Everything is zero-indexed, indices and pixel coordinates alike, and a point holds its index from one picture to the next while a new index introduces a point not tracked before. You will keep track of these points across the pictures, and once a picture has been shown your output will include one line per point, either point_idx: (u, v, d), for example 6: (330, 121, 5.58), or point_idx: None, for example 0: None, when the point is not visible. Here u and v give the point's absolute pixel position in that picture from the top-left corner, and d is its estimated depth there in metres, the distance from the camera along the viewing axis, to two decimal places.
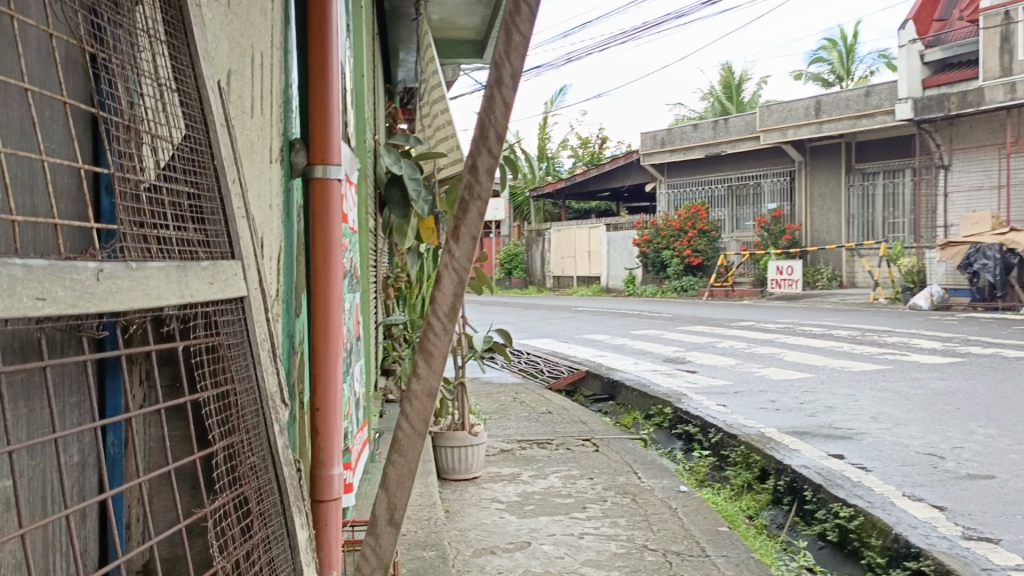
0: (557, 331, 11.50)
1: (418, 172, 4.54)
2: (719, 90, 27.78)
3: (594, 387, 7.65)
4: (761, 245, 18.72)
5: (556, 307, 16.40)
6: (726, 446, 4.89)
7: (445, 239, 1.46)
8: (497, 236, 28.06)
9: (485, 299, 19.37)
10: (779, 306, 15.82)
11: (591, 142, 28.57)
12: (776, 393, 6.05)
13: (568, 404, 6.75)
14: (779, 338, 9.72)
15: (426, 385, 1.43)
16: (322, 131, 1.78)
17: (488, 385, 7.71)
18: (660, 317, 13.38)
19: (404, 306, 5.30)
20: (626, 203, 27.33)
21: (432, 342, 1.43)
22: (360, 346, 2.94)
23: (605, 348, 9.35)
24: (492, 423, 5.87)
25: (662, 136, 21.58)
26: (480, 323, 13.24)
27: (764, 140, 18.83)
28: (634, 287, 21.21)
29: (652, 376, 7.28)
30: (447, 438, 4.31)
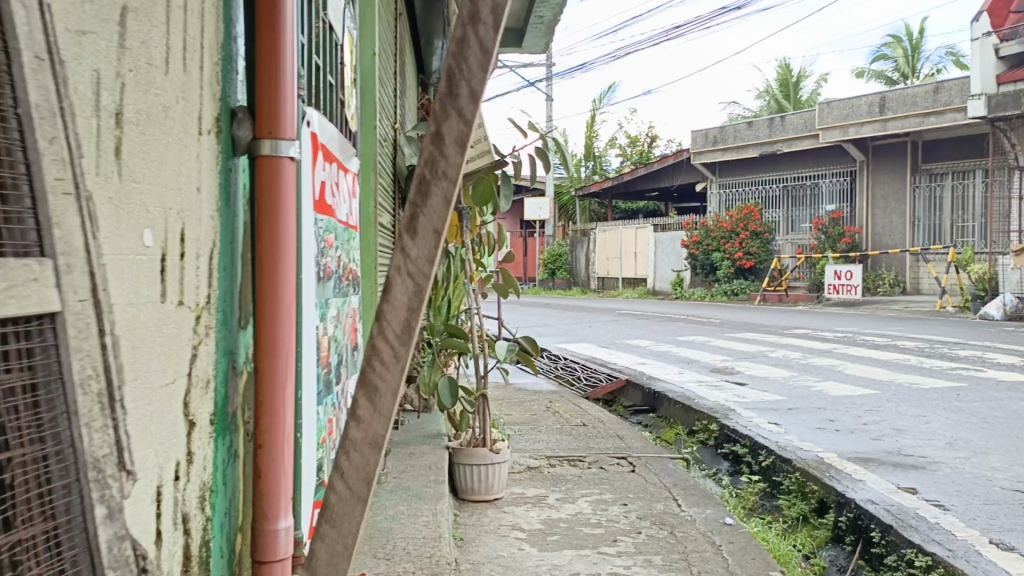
0: (599, 335, 11.06)
1: None
2: (776, 87, 26.83)
3: (634, 397, 7.20)
4: (818, 248, 17.86)
5: (600, 309, 15.97)
6: (779, 471, 4.41)
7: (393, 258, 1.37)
8: (542, 235, 27.71)
9: (527, 300, 18.99)
10: (835, 313, 15.06)
11: (641, 140, 27.93)
12: (835, 411, 5.51)
13: (605, 416, 6.32)
14: (838, 347, 9.09)
15: (369, 430, 1.38)
16: (270, 96, 1.41)
17: (523, 392, 7.34)
18: (709, 322, 12.81)
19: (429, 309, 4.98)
20: (675, 203, 26.61)
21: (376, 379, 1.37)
22: (354, 358, 2.58)
23: (648, 355, 8.87)
24: (521, 435, 5.49)
25: (714, 134, 20.87)
26: (520, 324, 12.89)
27: (822, 139, 17.97)
28: (681, 290, 20.57)
29: (697, 388, 6.76)
30: (466, 455, 3.95)
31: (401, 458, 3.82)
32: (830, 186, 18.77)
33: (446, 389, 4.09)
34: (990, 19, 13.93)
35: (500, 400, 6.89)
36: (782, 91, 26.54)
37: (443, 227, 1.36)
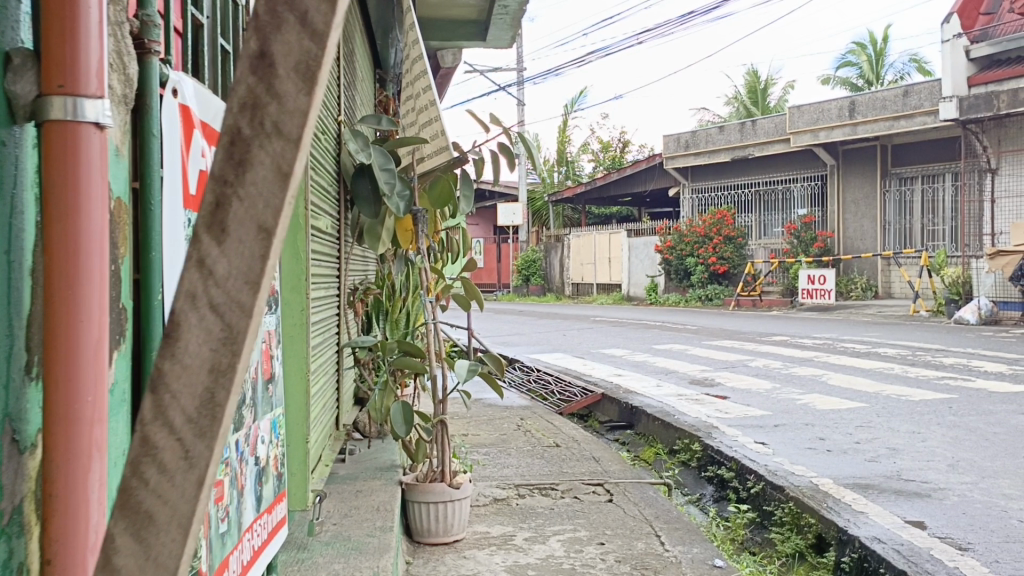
0: (572, 344, 10.64)
1: (391, 162, 3.68)
2: (744, 94, 26.81)
3: (610, 412, 6.77)
4: (790, 252, 17.65)
5: (573, 316, 15.62)
6: (770, 500, 4.01)
7: (191, 270, 0.76)
8: (514, 241, 27.28)
9: (499, 308, 18.54)
10: (810, 318, 14.86)
11: (613, 145, 27.70)
12: (824, 428, 5.14)
13: (578, 434, 5.88)
14: (818, 355, 8.76)
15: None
16: (62, 31, 0.93)
17: (491, 408, 6.87)
18: (683, 329, 12.46)
19: (387, 323, 4.44)
20: (648, 209, 26.39)
21: (151, 496, 0.75)
22: (266, 397, 2.11)
23: (623, 365, 8.46)
24: (488, 458, 5.02)
25: (686, 139, 20.66)
26: (490, 334, 12.43)
27: (794, 143, 17.81)
28: (655, 296, 20.29)
29: (677, 402, 6.35)
30: (422, 492, 3.48)
31: (343, 497, 3.32)
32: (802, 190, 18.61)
33: (400, 416, 3.60)
34: (960, 21, 13.79)
35: (467, 417, 6.41)
36: (750, 98, 26.51)
37: (283, 209, 0.77)
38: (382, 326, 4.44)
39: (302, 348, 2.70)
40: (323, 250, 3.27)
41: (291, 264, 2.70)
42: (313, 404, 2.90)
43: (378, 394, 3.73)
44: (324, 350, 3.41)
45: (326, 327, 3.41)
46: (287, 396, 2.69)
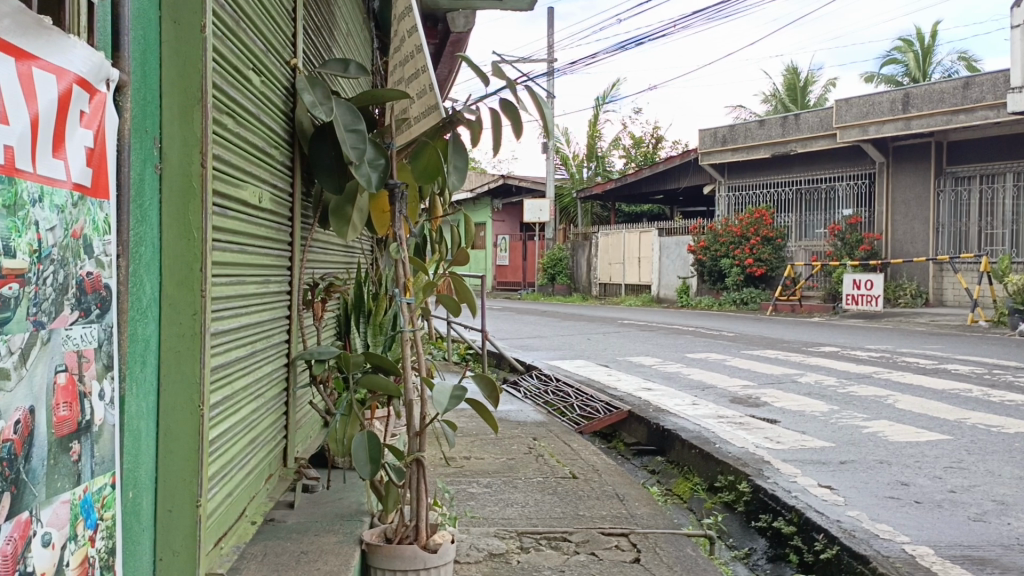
0: (596, 349, 9.73)
1: (359, 119, 2.79)
2: (782, 92, 25.64)
3: (637, 433, 5.87)
4: (834, 255, 16.58)
5: (600, 318, 14.71)
6: (849, 573, 3.10)
7: None
8: (540, 238, 26.30)
9: (521, 308, 17.66)
10: (855, 326, 13.74)
11: (646, 141, 26.64)
12: (904, 472, 4.21)
13: (600, 463, 4.99)
14: (878, 371, 7.72)
15: None
16: None
17: (502, 424, 6.04)
18: (719, 335, 11.48)
19: (367, 326, 3.56)
20: (681, 208, 25.31)
21: None
22: (66, 463, 1.22)
23: (653, 377, 7.53)
24: (489, 493, 4.15)
25: (723, 133, 19.59)
26: (509, 335, 11.56)
27: (841, 138, 16.59)
28: (687, 299, 19.29)
29: (718, 425, 5.42)
30: (388, 557, 2.61)
31: (276, 564, 2.38)
32: (847, 190, 17.45)
33: (363, 451, 2.73)
34: None
35: (472, 435, 5.56)
36: (789, 96, 25.32)
37: None
38: (361, 330, 3.57)
39: (192, 372, 1.79)
40: (258, 227, 2.37)
41: (178, 245, 1.80)
42: (217, 451, 1.97)
43: (338, 420, 2.87)
44: (261, 369, 2.51)
45: (264, 336, 2.50)
46: (166, 439, 1.78)
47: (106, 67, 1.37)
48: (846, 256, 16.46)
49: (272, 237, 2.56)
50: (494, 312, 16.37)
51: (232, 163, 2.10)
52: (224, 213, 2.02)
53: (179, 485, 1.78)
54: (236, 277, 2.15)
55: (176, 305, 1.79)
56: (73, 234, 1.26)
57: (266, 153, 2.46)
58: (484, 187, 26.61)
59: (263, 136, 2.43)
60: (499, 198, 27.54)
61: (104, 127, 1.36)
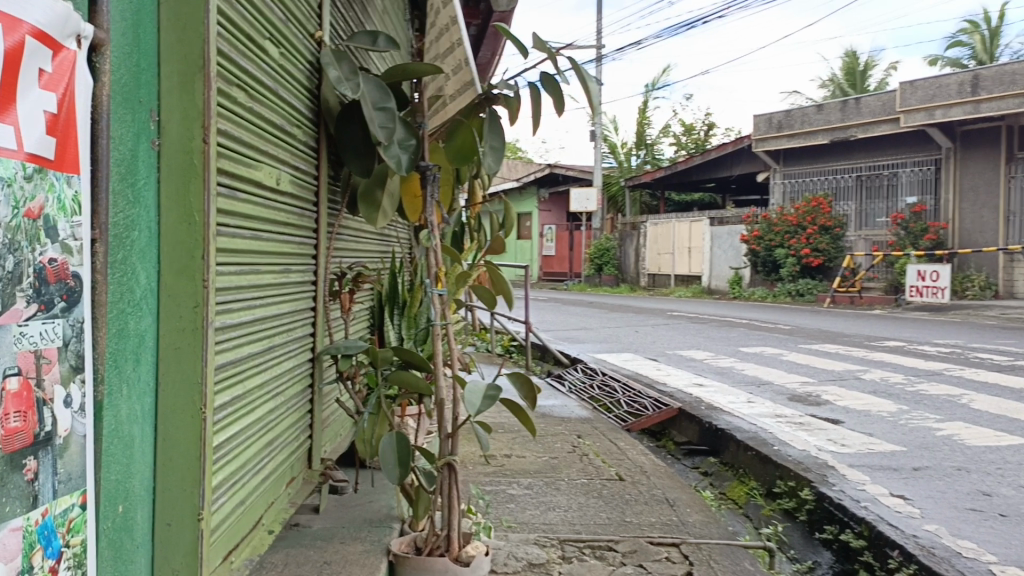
0: (645, 342, 9.40)
1: (387, 96, 2.59)
2: (840, 76, 24.67)
3: (688, 432, 5.58)
4: (896, 245, 15.81)
5: (649, 309, 14.34)
6: None
7: None
8: (588, 227, 25.91)
9: (567, 298, 17.39)
10: (918, 319, 13.06)
11: (696, 128, 25.96)
12: (984, 482, 3.84)
13: (649, 464, 4.73)
14: (948, 368, 7.23)
15: None
16: None
17: (546, 420, 5.83)
18: (774, 328, 11.01)
19: (402, 318, 3.39)
20: (733, 197, 24.60)
21: None
22: (18, 484, 1.04)
23: (705, 372, 7.20)
24: (531, 494, 3.94)
25: (778, 119, 18.90)
26: (556, 327, 11.32)
27: (904, 123, 15.78)
28: (739, 290, 18.72)
29: (776, 425, 5.08)
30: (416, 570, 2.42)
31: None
32: (911, 176, 16.40)
33: (392, 453, 2.55)
34: None
35: (514, 431, 5.36)
36: (847, 80, 24.34)
37: None
38: (395, 322, 3.39)
39: (193, 372, 1.60)
40: (277, 213, 2.19)
41: (178, 230, 1.61)
42: (225, 459, 1.79)
43: (366, 419, 2.70)
44: (282, 366, 2.33)
45: (284, 331, 2.32)
46: (164, 445, 1.60)
47: (75, 20, 1.18)
48: (909, 246, 15.64)
49: (294, 223, 2.37)
50: (540, 302, 16.13)
51: (245, 144, 1.91)
52: (235, 197, 1.83)
53: (179, 496, 1.60)
54: (249, 268, 1.96)
55: (176, 296, 1.60)
56: (26, 215, 1.07)
57: (286, 131, 2.26)
58: (531, 176, 26.34)
59: (283, 114, 2.23)
60: (546, 187, 27.23)
61: (74, 89, 1.18)
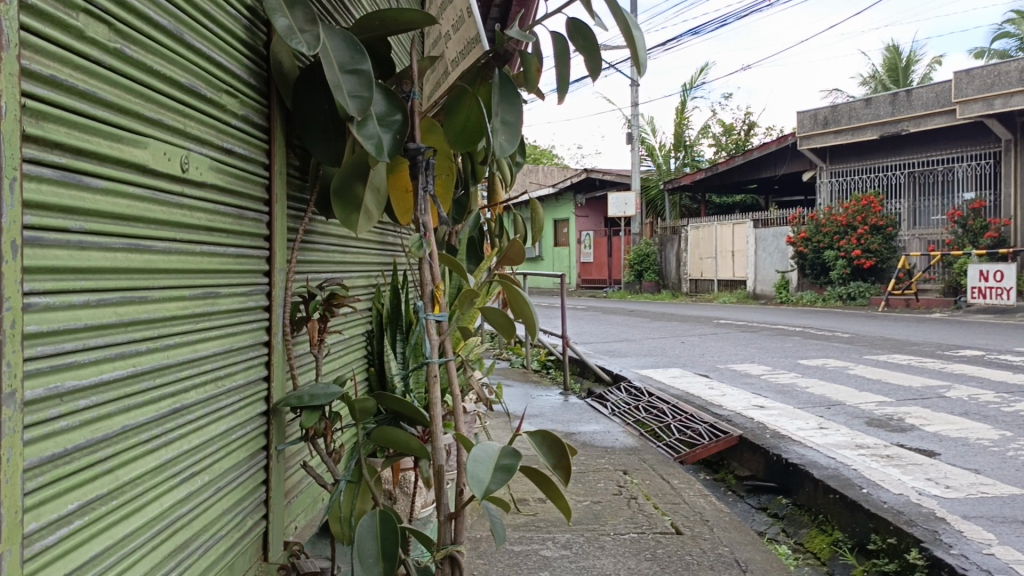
0: (693, 356, 8.56)
1: (360, 56, 1.92)
2: (883, 73, 23.53)
3: (751, 465, 4.76)
4: (954, 245, 14.63)
5: (694, 317, 13.45)
6: None
7: None
8: (626, 233, 24.99)
9: (606, 307, 16.60)
10: (983, 323, 11.99)
11: (736, 127, 24.96)
12: None
13: (709, 509, 3.94)
14: None
15: None
16: None
17: (588, 451, 5.09)
18: (833, 337, 10.07)
19: (403, 345, 2.72)
20: (776, 197, 23.54)
21: None
22: None
23: (764, 391, 6.34)
24: (567, 558, 3.21)
25: (825, 115, 17.82)
26: (597, 339, 10.55)
27: (960, 115, 14.65)
28: (787, 294, 17.72)
29: (862, 459, 4.23)
30: None
31: None
32: (967, 171, 15.21)
33: (372, 537, 1.86)
34: None
35: None
36: (891, 77, 23.20)
37: None
38: (396, 351, 2.72)
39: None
40: (182, 215, 1.53)
41: None
42: None
43: (342, 491, 2.02)
44: (207, 431, 1.66)
45: (209, 383, 1.67)
46: None
47: None
48: (968, 244, 14.41)
49: (222, 227, 1.72)
50: (578, 312, 15.37)
51: (109, 107, 1.29)
52: (84, 184, 1.23)
53: None
54: (125, 311, 1.32)
55: None
56: None
57: (204, 100, 1.63)
58: (566, 182, 25.61)
59: (196, 72, 1.59)
60: (582, 193, 26.47)
61: None
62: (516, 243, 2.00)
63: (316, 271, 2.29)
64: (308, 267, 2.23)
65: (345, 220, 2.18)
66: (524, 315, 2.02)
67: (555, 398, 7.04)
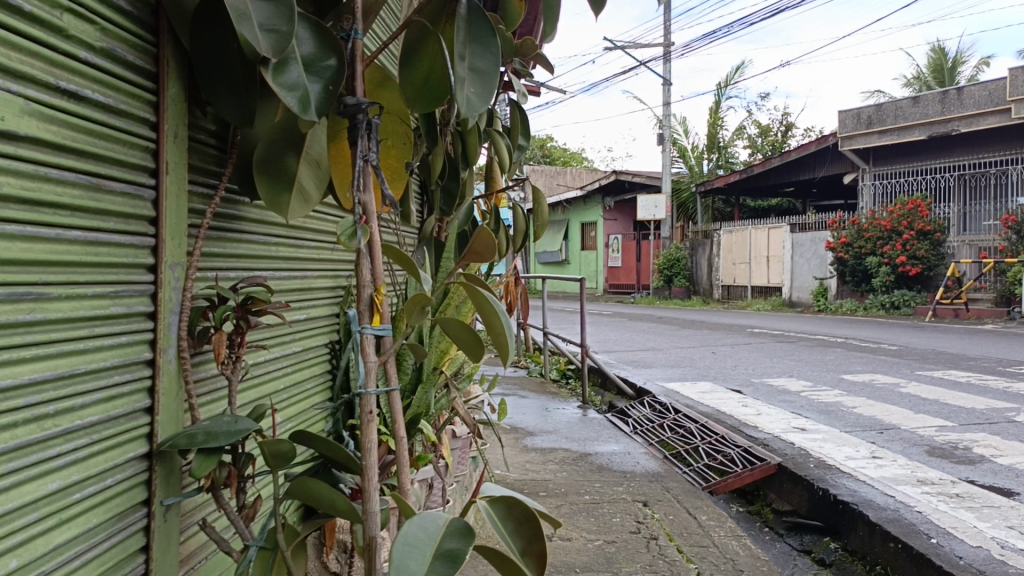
0: (724, 368, 7.93)
1: None
2: (928, 73, 22.51)
3: (792, 499, 4.16)
4: (1008, 252, 13.65)
5: (727, 326, 12.74)
6: None
7: None
8: (657, 237, 24.25)
9: (633, 313, 15.91)
10: None
11: (773, 129, 24.14)
12: None
13: (743, 554, 3.36)
14: None
15: None
16: None
17: (606, 476, 4.54)
18: (876, 350, 9.35)
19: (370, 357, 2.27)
20: (814, 201, 22.67)
21: None
22: None
23: (804, 410, 5.71)
24: None
25: (867, 114, 16.92)
26: (621, 348, 9.95)
27: (1016, 114, 13.79)
28: (825, 302, 16.90)
29: (928, 499, 3.59)
30: None
31: None
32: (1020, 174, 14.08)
33: None
34: None
35: (560, 497, 4.11)
36: (935, 78, 22.24)
37: None
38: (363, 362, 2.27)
39: None
40: None
41: None
42: None
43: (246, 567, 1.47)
44: (26, 493, 1.16)
45: (31, 430, 1.16)
46: None
47: None
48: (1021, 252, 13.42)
49: (57, 204, 1.22)
50: (603, 318, 14.72)
51: None
52: None
53: None
54: None
55: None
56: None
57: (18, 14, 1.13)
58: (596, 184, 24.97)
59: None
60: (611, 195, 25.83)
61: None
62: (484, 233, 1.48)
63: (245, 268, 1.83)
64: (232, 263, 1.76)
65: (273, 202, 1.68)
66: (494, 334, 1.51)
67: (573, 413, 6.48)
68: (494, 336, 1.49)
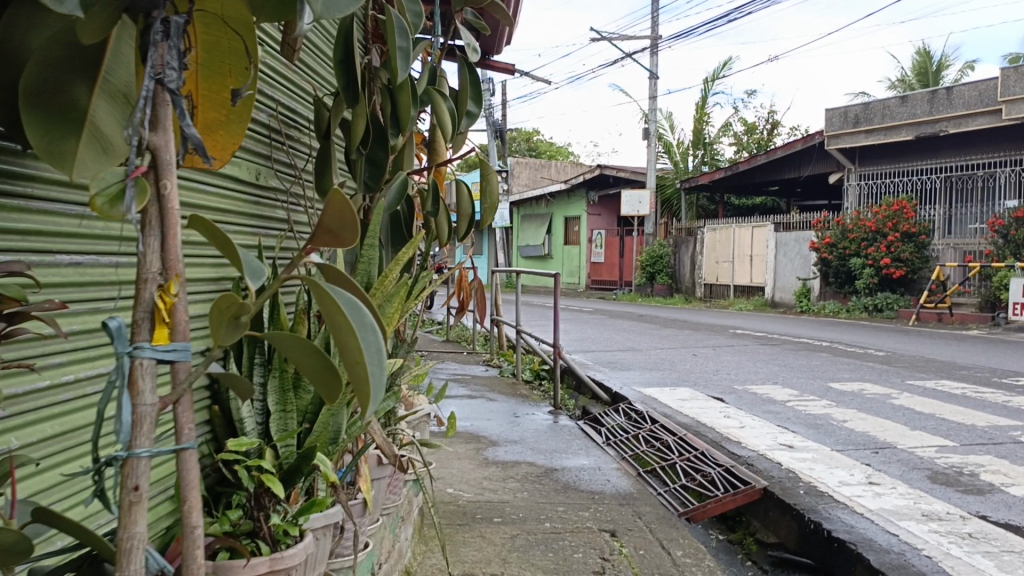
0: (705, 373, 7.44)
1: None
2: (914, 74, 22.21)
3: (778, 532, 3.66)
4: (994, 256, 13.25)
5: (710, 326, 12.27)
6: None
7: None
8: (639, 233, 23.78)
9: (611, 311, 15.38)
10: None
11: (759, 127, 23.73)
12: None
13: None
14: None
15: None
16: None
17: (571, 496, 4.02)
18: (864, 355, 8.90)
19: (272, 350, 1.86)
20: (799, 200, 22.31)
21: None
22: None
23: (791, 423, 5.22)
24: None
25: (856, 112, 16.51)
26: (598, 348, 9.43)
27: (1006, 115, 13.42)
28: (807, 303, 16.54)
29: (937, 541, 3.09)
30: None
31: None
32: (1009, 177, 13.68)
33: None
34: None
35: (516, 525, 3.56)
36: (921, 79, 21.96)
37: None
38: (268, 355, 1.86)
39: None
40: None
41: None
42: None
43: None
44: None
45: None
46: None
47: None
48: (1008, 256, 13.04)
49: None
50: (582, 316, 14.18)
51: None
52: None
53: None
54: None
55: None
56: None
57: None
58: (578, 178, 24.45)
59: None
60: (594, 190, 25.34)
61: None
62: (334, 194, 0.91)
63: (50, 252, 1.40)
64: (21, 245, 1.34)
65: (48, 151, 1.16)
66: (348, 365, 0.94)
67: (541, 419, 5.95)
68: (348, 370, 0.93)
